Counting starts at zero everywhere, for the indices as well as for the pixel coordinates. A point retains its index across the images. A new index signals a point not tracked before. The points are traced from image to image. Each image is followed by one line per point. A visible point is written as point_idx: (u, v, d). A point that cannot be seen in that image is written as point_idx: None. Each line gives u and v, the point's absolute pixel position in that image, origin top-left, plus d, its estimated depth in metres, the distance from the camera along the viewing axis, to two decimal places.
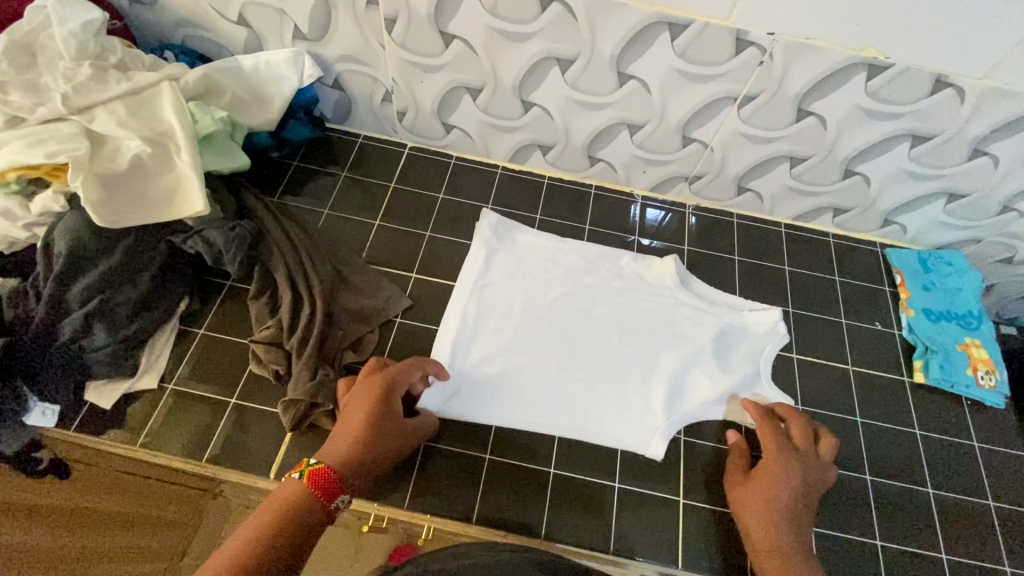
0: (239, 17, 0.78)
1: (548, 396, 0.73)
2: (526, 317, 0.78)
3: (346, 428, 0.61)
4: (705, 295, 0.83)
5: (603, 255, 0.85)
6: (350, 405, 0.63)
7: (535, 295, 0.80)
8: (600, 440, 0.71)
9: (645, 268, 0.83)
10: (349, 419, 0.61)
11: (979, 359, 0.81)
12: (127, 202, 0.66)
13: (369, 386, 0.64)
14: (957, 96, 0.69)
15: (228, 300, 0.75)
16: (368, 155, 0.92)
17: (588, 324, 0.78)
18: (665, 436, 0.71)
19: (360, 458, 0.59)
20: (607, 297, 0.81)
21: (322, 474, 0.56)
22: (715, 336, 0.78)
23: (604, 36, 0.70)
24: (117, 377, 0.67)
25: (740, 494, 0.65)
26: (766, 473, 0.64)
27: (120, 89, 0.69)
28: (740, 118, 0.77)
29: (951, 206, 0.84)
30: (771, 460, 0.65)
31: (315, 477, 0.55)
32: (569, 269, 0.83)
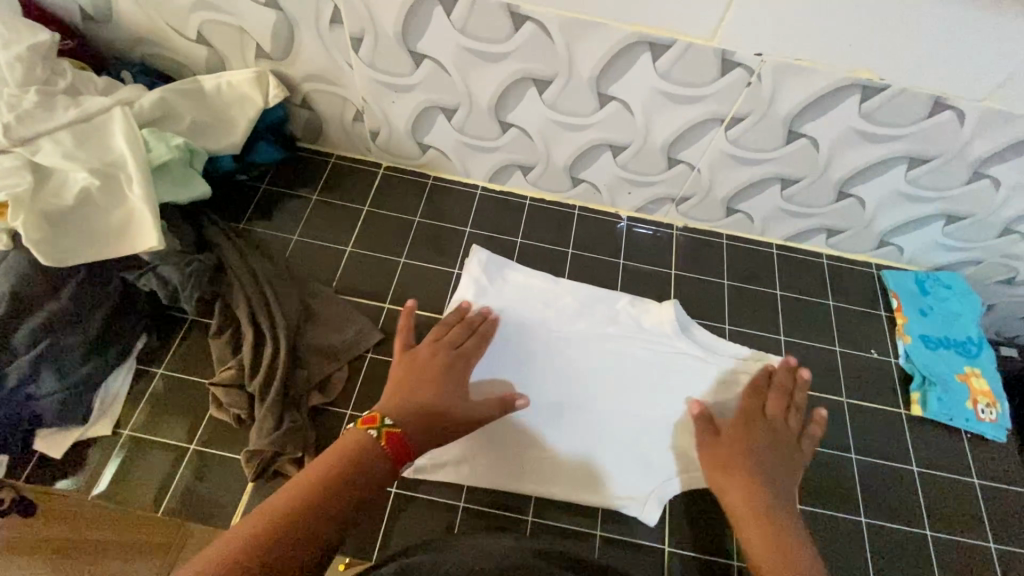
0: (198, 35, 0.74)
1: (539, 454, 0.69)
2: (517, 367, 0.74)
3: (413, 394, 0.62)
4: (705, 342, 0.78)
5: (595, 298, 0.80)
6: (412, 374, 0.64)
7: (526, 341, 0.75)
8: (588, 503, 0.67)
9: (644, 313, 0.79)
10: (411, 386, 0.63)
11: (979, 390, 0.77)
12: (74, 239, 0.62)
13: (431, 356, 0.67)
14: (956, 117, 0.65)
15: (188, 337, 0.72)
16: (340, 176, 0.88)
17: (581, 375, 0.74)
18: (659, 501, 0.67)
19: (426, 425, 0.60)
20: (605, 347, 0.76)
21: (393, 437, 0.56)
22: (716, 392, 0.74)
23: (581, 56, 0.66)
24: (67, 425, 0.64)
25: (707, 455, 0.65)
26: (737, 434, 0.65)
27: (68, 117, 0.66)
28: (727, 139, 0.73)
29: (951, 228, 0.80)
30: (739, 428, 0.66)
31: (389, 440, 0.55)
32: (561, 312, 0.78)
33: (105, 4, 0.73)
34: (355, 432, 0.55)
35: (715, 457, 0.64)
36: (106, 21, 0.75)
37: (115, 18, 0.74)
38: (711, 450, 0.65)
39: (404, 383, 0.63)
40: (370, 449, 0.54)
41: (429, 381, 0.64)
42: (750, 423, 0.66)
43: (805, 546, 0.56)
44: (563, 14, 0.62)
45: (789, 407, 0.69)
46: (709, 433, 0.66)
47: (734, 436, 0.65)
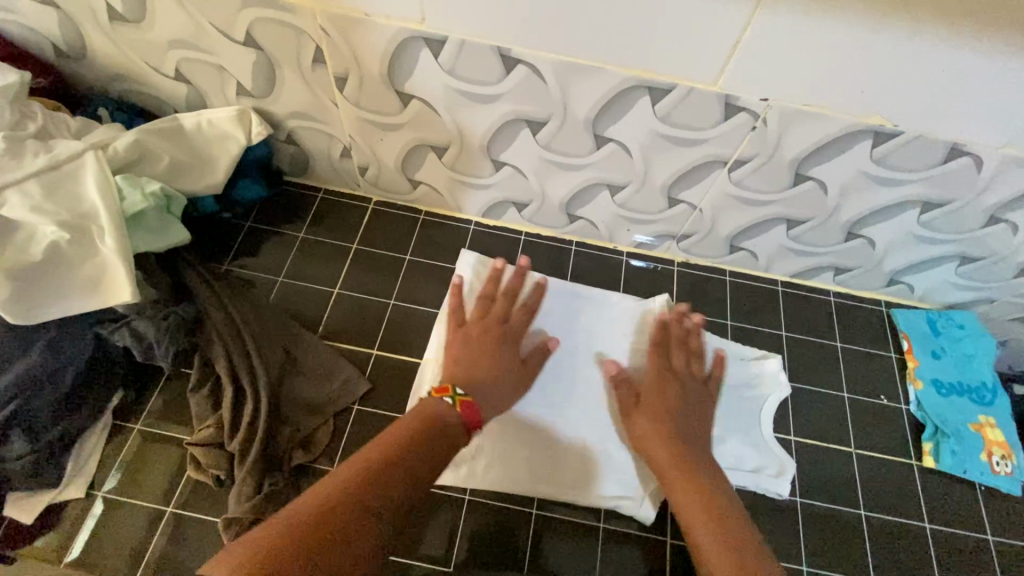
0: (176, 72, 0.71)
1: (539, 452, 0.69)
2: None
3: (480, 364, 0.64)
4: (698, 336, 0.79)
5: (594, 297, 0.79)
6: (469, 345, 0.65)
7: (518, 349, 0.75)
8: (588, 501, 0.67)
9: (641, 305, 0.79)
10: (474, 354, 0.65)
11: (993, 441, 0.74)
12: (43, 296, 0.59)
13: (481, 325, 0.67)
14: (973, 163, 0.61)
15: (167, 388, 0.69)
16: (328, 210, 0.85)
17: (579, 369, 0.74)
18: (660, 497, 0.68)
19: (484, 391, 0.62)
20: (596, 349, 0.75)
21: (467, 405, 0.58)
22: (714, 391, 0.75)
23: (577, 99, 0.62)
24: (38, 488, 0.61)
25: (633, 420, 0.66)
26: (656, 389, 0.66)
27: (37, 164, 0.62)
28: (731, 180, 0.69)
29: (964, 269, 0.76)
30: (661, 383, 0.67)
31: (464, 407, 0.58)
32: (559, 308, 0.78)
33: (78, 40, 0.70)
34: (431, 399, 0.57)
35: (638, 419, 0.65)
36: (79, 57, 0.72)
37: (89, 54, 0.71)
38: (635, 415, 0.66)
39: (461, 354, 0.64)
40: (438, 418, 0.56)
41: (489, 356, 0.65)
42: (665, 380, 0.67)
43: (732, 503, 0.57)
44: (557, 58, 0.59)
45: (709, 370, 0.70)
46: (628, 399, 0.67)
47: (648, 403, 0.66)
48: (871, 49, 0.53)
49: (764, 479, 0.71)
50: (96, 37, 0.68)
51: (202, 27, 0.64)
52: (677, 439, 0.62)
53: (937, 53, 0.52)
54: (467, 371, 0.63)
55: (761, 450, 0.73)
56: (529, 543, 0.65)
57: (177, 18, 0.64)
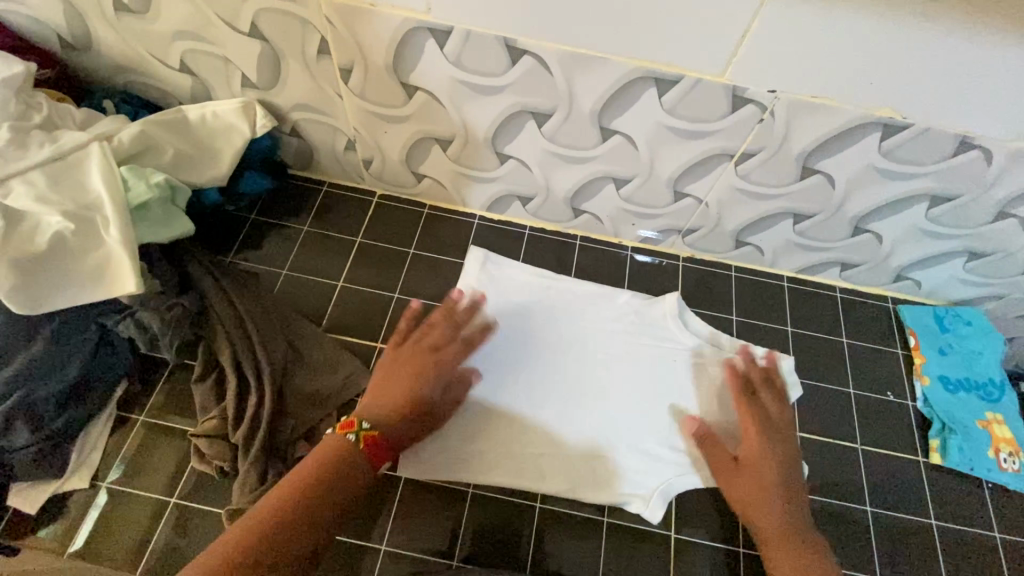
0: (181, 64, 0.71)
1: (542, 451, 0.69)
2: (523, 365, 0.75)
3: (388, 397, 0.60)
4: (706, 336, 0.78)
5: (598, 296, 0.80)
6: (392, 373, 0.63)
7: (533, 342, 0.76)
8: (593, 499, 0.67)
9: (645, 304, 0.80)
10: (388, 384, 0.61)
11: (1001, 438, 0.74)
12: (47, 286, 0.59)
13: (410, 356, 0.64)
14: (983, 157, 0.61)
15: (171, 380, 0.69)
16: (332, 204, 0.85)
17: (583, 370, 0.75)
18: (665, 495, 0.67)
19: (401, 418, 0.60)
20: (610, 343, 0.77)
21: (372, 441, 0.56)
22: (721, 390, 0.74)
23: (582, 91, 0.62)
24: (42, 478, 0.61)
25: (729, 475, 0.63)
26: (755, 448, 0.63)
27: (42, 155, 0.62)
28: (737, 174, 0.69)
29: (972, 264, 0.76)
30: (752, 440, 0.64)
31: (367, 445, 0.55)
32: (564, 308, 0.79)
33: (84, 31, 0.70)
34: (333, 438, 0.55)
35: (731, 484, 0.62)
36: (85, 48, 0.72)
37: (94, 46, 0.71)
38: (727, 477, 0.63)
39: (388, 379, 0.62)
40: (344, 458, 0.54)
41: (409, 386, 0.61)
42: (754, 445, 0.63)
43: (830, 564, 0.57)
44: (562, 49, 0.58)
45: (783, 415, 0.66)
46: (725, 461, 0.64)
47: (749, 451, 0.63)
48: (880, 40, 0.52)
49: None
50: (101, 28, 0.68)
51: (207, 17, 0.64)
52: (772, 499, 0.60)
53: (947, 43, 0.51)
54: (382, 403, 0.60)
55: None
56: (534, 535, 0.65)
57: (182, 8, 0.64)
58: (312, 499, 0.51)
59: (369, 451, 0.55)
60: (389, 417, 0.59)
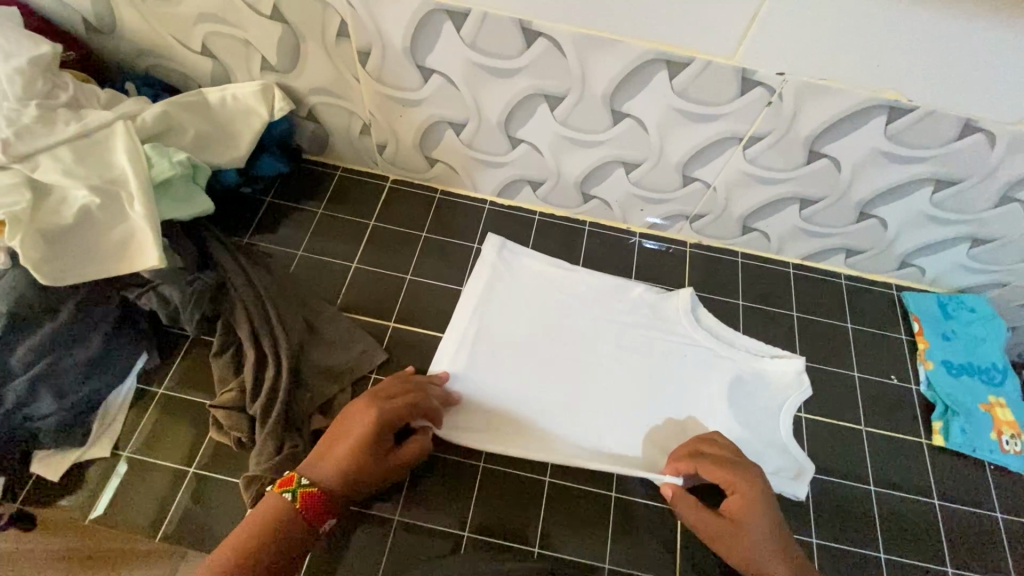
0: (202, 46, 0.72)
1: (551, 430, 0.71)
2: (534, 351, 0.76)
3: (336, 454, 0.58)
4: (716, 329, 0.79)
5: (612, 288, 0.81)
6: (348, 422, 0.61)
7: (546, 330, 0.77)
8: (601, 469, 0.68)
9: (657, 299, 0.81)
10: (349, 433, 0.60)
11: (1004, 421, 0.75)
12: (73, 258, 0.61)
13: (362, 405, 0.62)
14: (986, 140, 0.62)
15: (189, 355, 0.70)
16: (346, 188, 0.86)
17: (592, 357, 0.76)
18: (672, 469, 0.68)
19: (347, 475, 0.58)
20: (620, 332, 0.78)
21: (306, 499, 0.56)
22: (729, 382, 0.75)
23: (594, 74, 0.63)
24: (64, 446, 0.62)
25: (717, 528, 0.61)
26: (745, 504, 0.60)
27: (68, 132, 0.64)
28: (745, 158, 0.70)
29: (976, 251, 0.77)
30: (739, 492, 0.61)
31: (304, 501, 0.56)
32: (575, 297, 0.80)
33: (108, 14, 0.71)
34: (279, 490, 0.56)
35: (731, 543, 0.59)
36: (109, 31, 0.74)
37: (118, 28, 0.73)
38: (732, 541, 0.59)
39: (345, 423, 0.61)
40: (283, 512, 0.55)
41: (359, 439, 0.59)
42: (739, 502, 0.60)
43: None
44: (576, 31, 0.60)
45: (737, 452, 0.65)
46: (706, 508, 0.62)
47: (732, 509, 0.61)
48: (888, 21, 0.54)
49: (779, 470, 0.70)
50: (125, 10, 0.70)
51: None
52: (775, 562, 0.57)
53: (954, 25, 0.53)
54: (332, 457, 0.59)
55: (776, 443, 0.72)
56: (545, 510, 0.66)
57: None
58: (260, 544, 0.53)
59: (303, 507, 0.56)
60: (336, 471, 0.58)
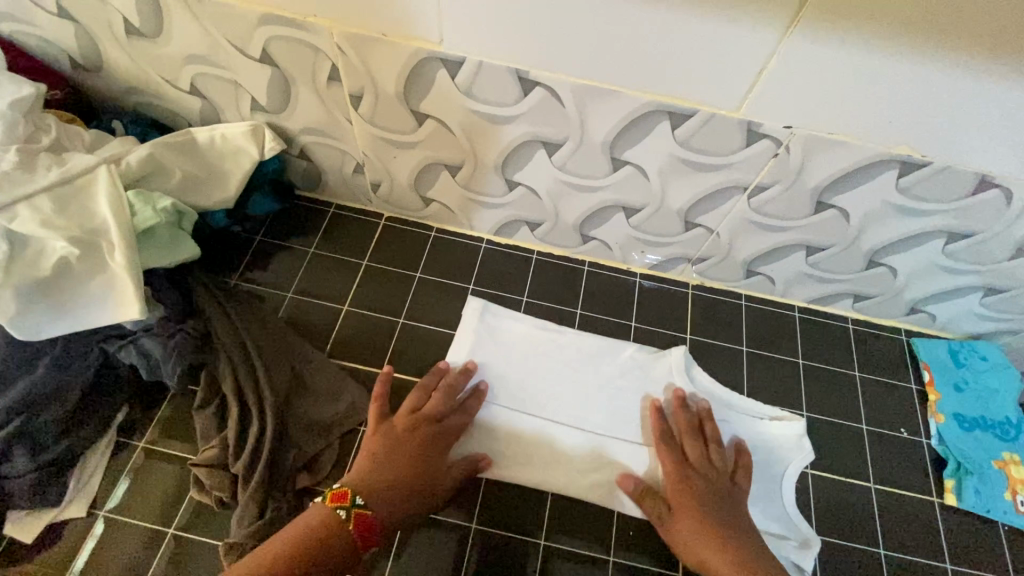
0: (191, 86, 0.70)
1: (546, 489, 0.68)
2: (532, 403, 0.73)
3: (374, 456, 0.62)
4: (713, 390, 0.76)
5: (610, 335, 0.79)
6: (378, 444, 0.62)
7: (541, 379, 0.75)
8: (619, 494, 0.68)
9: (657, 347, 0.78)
10: (385, 452, 0.62)
11: (1018, 479, 0.72)
12: (50, 311, 0.59)
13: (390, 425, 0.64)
14: (1002, 196, 0.59)
15: (172, 406, 0.68)
16: (339, 226, 0.84)
17: (590, 411, 0.73)
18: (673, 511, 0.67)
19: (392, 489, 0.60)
20: (619, 383, 0.75)
21: (360, 518, 0.57)
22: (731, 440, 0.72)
23: (594, 122, 0.61)
24: (38, 506, 0.60)
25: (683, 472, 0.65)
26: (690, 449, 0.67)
27: (49, 178, 0.62)
28: (750, 207, 0.68)
29: (988, 300, 0.74)
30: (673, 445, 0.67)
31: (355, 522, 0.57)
32: (573, 345, 0.77)
33: (95, 52, 0.69)
34: (324, 509, 0.57)
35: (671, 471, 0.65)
36: (95, 68, 0.72)
37: (105, 67, 0.71)
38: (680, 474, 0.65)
39: (376, 445, 0.62)
40: (337, 535, 0.55)
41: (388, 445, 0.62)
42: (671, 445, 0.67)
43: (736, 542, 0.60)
44: (576, 82, 0.58)
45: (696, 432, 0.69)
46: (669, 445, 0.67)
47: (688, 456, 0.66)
48: (904, 79, 0.51)
49: (783, 547, 0.67)
50: (111, 49, 0.68)
51: (218, 42, 0.64)
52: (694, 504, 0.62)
53: (974, 84, 0.50)
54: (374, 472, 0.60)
55: (775, 508, 0.69)
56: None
57: (193, 33, 0.63)
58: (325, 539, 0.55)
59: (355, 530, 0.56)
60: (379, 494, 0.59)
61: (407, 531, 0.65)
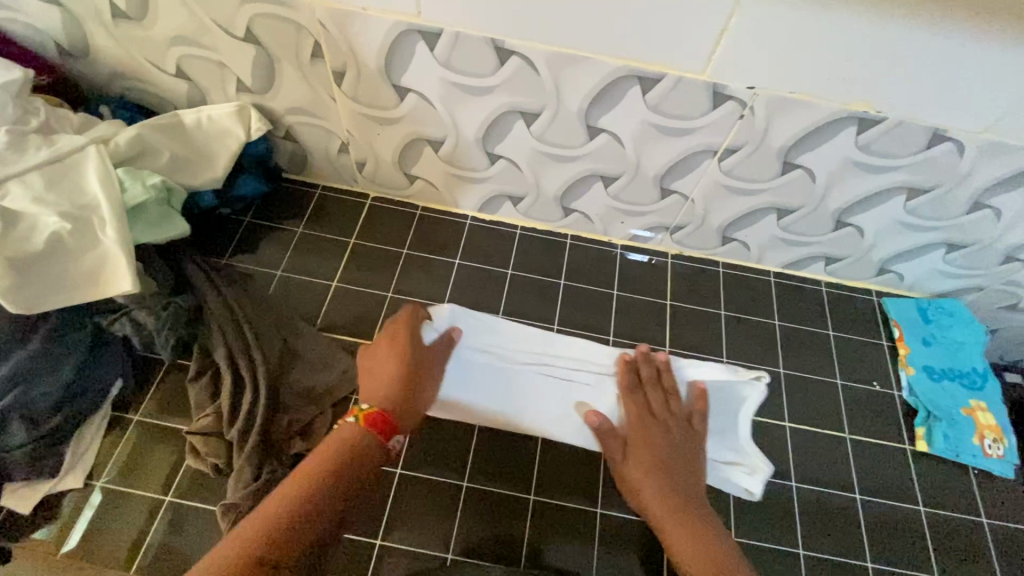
0: (177, 69, 0.72)
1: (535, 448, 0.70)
2: (523, 363, 0.74)
3: (384, 368, 0.64)
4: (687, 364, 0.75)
5: (592, 306, 0.82)
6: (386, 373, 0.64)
7: (531, 341, 0.76)
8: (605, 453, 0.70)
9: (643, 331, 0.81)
10: (404, 374, 0.64)
11: (985, 425, 0.76)
12: (43, 284, 0.60)
13: (395, 357, 0.65)
14: (955, 149, 0.63)
15: (166, 379, 0.69)
16: (326, 206, 0.86)
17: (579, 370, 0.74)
18: None
19: (404, 395, 0.63)
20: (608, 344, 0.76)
21: (372, 417, 0.59)
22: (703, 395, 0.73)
23: (569, 90, 0.64)
24: (35, 478, 0.61)
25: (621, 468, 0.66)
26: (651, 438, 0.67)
27: (39, 158, 0.63)
28: (721, 170, 0.71)
29: (951, 256, 0.78)
30: (637, 431, 0.67)
31: (369, 419, 0.59)
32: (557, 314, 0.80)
33: (81, 38, 0.71)
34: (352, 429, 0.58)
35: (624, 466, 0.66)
36: (81, 54, 0.73)
37: (91, 52, 0.72)
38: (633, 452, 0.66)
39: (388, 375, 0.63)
40: (358, 437, 0.58)
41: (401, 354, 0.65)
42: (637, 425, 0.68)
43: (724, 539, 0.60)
44: (548, 50, 0.60)
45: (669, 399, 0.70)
46: (612, 441, 0.67)
47: (636, 440, 0.67)
48: (857, 35, 0.54)
49: (730, 473, 0.70)
50: (97, 33, 0.70)
51: (204, 23, 0.66)
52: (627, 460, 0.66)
53: (921, 38, 0.54)
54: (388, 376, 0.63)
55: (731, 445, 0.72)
56: (528, 531, 0.65)
57: (178, 14, 0.65)
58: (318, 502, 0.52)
59: (372, 425, 0.59)
60: (395, 396, 0.62)
61: (401, 493, 0.67)
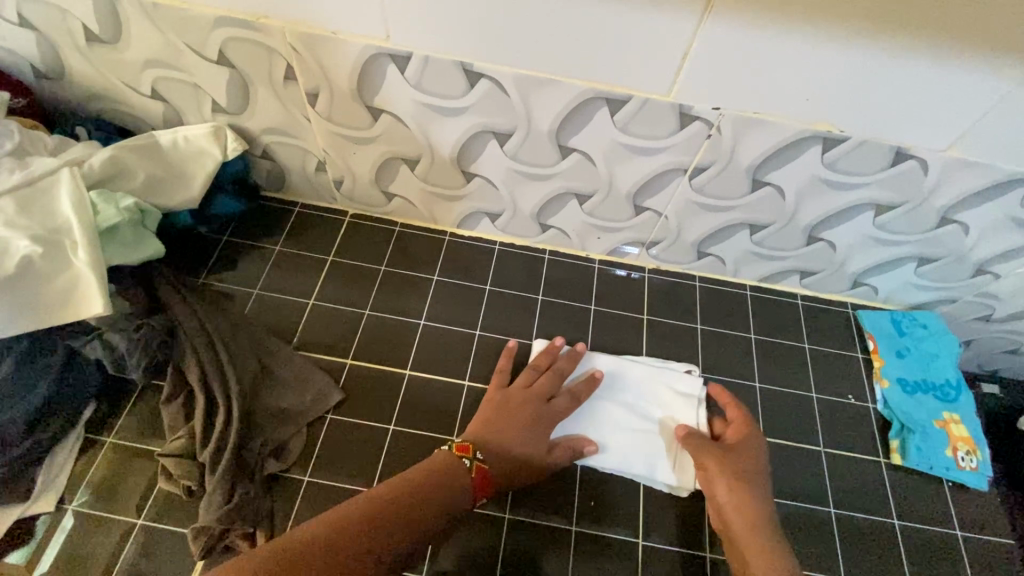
0: (152, 91, 0.73)
1: None
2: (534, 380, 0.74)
3: (505, 433, 0.65)
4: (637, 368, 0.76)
5: (569, 321, 0.83)
6: (509, 432, 0.66)
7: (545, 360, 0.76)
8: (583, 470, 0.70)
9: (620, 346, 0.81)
10: (512, 437, 0.65)
11: (958, 437, 0.76)
12: (13, 308, 0.60)
13: (524, 429, 0.66)
14: (919, 167, 0.64)
15: (140, 400, 0.69)
16: (304, 224, 0.86)
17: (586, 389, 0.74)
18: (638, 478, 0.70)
19: (516, 467, 0.64)
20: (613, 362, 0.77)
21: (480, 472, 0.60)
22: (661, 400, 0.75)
23: (539, 111, 0.65)
24: (6, 502, 0.61)
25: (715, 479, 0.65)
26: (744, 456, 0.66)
27: (11, 181, 0.64)
28: (692, 188, 0.71)
29: (923, 269, 0.79)
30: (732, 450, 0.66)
31: (477, 475, 0.60)
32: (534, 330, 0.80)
33: (56, 61, 0.71)
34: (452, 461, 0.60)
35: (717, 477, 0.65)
36: (57, 77, 0.74)
37: (67, 75, 0.73)
38: (716, 448, 0.67)
39: (492, 430, 0.65)
40: (457, 478, 0.59)
41: (522, 423, 0.66)
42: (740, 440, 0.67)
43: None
44: (517, 72, 0.61)
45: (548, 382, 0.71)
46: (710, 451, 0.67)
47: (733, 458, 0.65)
48: (815, 58, 0.55)
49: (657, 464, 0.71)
50: (71, 56, 0.70)
51: (177, 46, 0.66)
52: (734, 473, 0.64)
53: (878, 61, 0.55)
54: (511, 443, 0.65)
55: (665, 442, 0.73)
56: (502, 551, 0.65)
57: (151, 38, 0.66)
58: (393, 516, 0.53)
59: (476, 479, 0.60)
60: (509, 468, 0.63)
61: None
